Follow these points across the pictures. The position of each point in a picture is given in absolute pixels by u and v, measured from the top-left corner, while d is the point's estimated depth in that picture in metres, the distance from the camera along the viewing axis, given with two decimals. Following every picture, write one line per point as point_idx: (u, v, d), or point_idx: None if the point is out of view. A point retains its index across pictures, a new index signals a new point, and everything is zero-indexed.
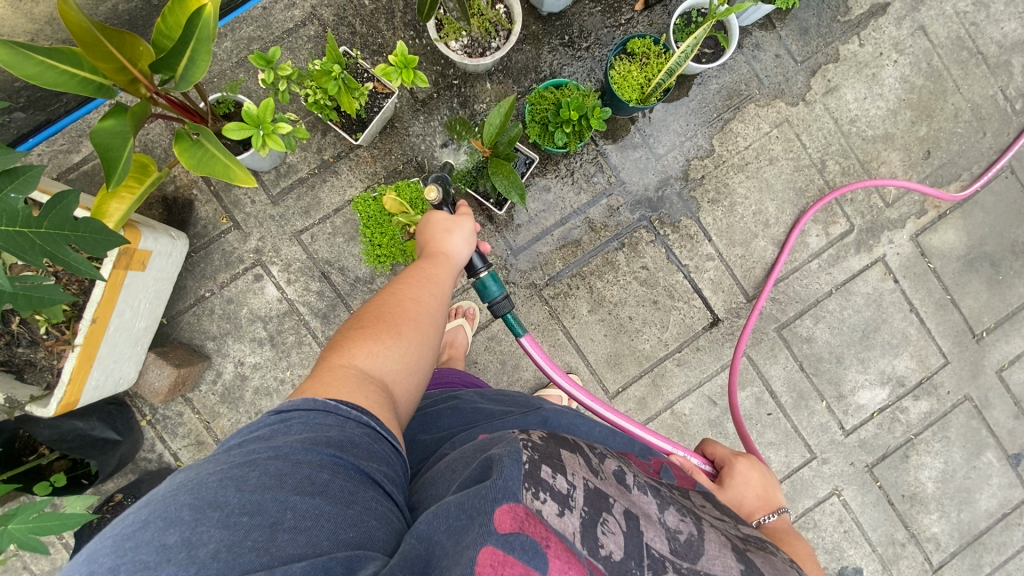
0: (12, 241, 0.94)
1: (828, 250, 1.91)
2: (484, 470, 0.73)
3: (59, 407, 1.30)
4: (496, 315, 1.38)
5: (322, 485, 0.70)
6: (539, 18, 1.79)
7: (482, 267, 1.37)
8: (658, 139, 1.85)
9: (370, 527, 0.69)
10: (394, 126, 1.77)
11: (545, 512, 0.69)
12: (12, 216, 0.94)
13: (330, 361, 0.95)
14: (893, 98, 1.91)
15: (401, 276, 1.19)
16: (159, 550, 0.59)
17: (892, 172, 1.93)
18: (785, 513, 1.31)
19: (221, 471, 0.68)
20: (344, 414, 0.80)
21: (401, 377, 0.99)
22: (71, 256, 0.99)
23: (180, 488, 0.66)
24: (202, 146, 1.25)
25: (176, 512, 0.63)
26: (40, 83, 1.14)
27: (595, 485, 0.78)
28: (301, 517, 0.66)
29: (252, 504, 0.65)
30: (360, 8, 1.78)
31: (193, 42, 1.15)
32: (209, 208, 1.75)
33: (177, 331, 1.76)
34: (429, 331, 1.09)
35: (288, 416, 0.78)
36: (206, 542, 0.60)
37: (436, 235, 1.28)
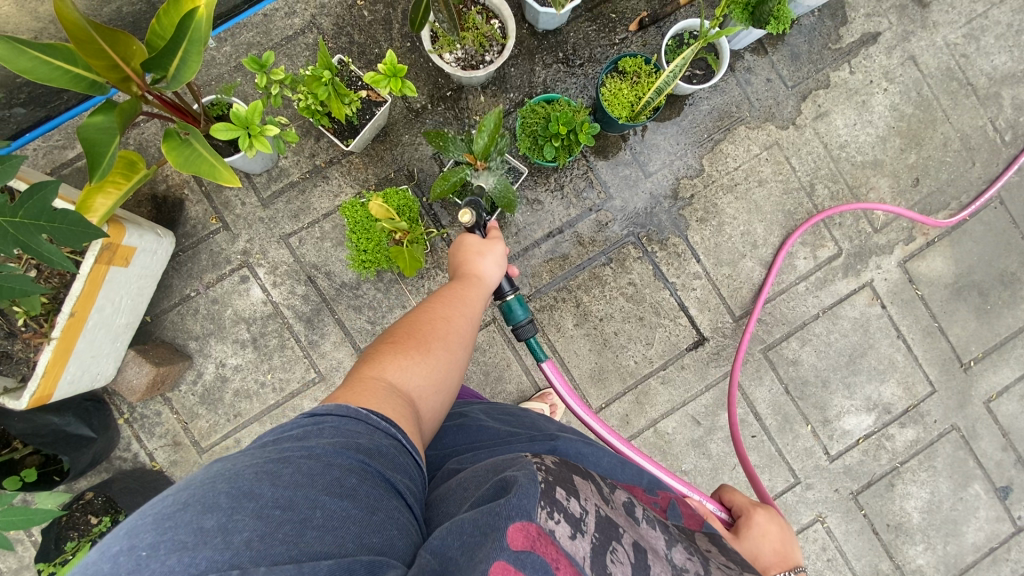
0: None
1: (816, 273, 1.91)
2: (499, 488, 0.72)
3: (31, 401, 1.29)
4: (521, 339, 1.38)
5: (351, 489, 0.69)
6: (534, 35, 1.82)
7: (509, 290, 1.37)
8: (649, 158, 1.87)
9: (392, 535, 0.68)
10: (387, 135, 1.79)
11: (558, 533, 0.68)
12: None
13: (360, 372, 0.97)
14: (883, 125, 1.93)
15: (434, 296, 1.21)
16: (196, 533, 0.59)
17: (881, 198, 1.93)
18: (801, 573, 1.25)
19: (258, 464, 0.68)
20: (374, 424, 0.81)
21: (428, 393, 0.99)
22: (44, 246, 0.98)
23: (218, 477, 0.66)
24: (191, 145, 1.26)
25: (214, 498, 0.62)
26: (34, 78, 1.16)
27: (606, 512, 0.77)
28: (329, 518, 0.65)
29: (285, 500, 0.64)
30: (359, 18, 1.82)
31: (186, 40, 1.16)
32: (200, 209, 1.76)
33: (161, 330, 1.76)
34: (457, 350, 1.10)
35: (321, 420, 0.79)
36: (240, 531, 0.60)
37: (468, 257, 1.30)
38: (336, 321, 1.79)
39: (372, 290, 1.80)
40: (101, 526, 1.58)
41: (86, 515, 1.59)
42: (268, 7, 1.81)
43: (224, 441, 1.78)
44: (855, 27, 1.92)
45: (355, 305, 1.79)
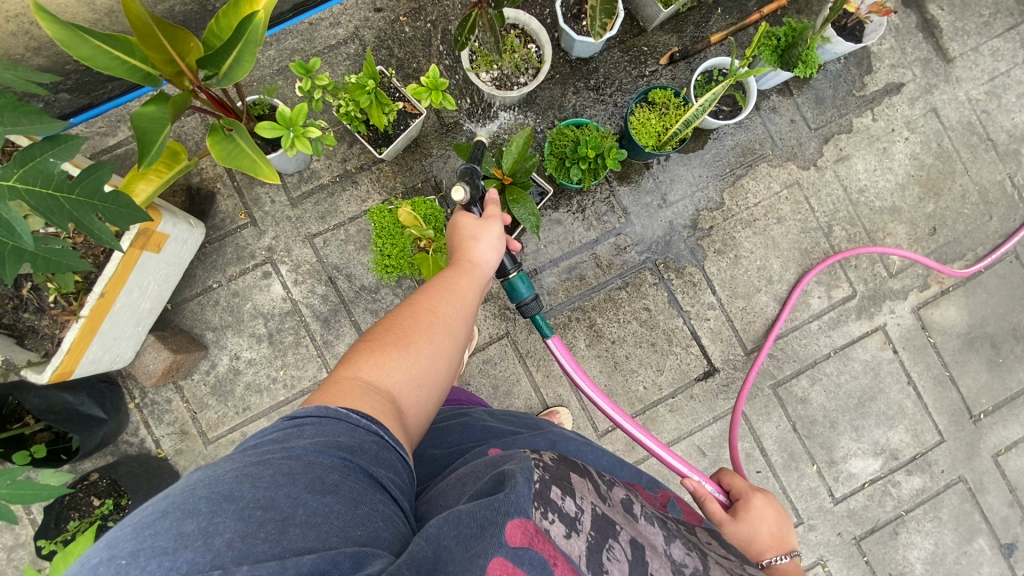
0: (41, 202, 0.96)
1: (829, 312, 1.92)
2: (496, 484, 0.77)
3: (53, 375, 1.32)
4: (525, 316, 1.44)
5: (333, 485, 0.71)
6: (567, 61, 1.88)
7: (512, 268, 1.39)
8: (670, 187, 1.91)
9: (376, 528, 0.71)
10: (418, 146, 1.84)
11: (553, 531, 0.74)
12: (47, 178, 0.95)
13: (339, 372, 0.97)
14: (902, 173, 1.96)
15: (424, 286, 1.20)
16: (176, 538, 0.60)
17: (897, 244, 1.96)
18: (797, 557, 1.25)
19: (237, 468, 0.69)
20: (354, 421, 0.81)
21: (411, 389, 0.99)
22: (97, 224, 1.00)
23: (198, 483, 0.67)
24: (234, 140, 1.30)
25: (195, 503, 0.63)
26: (93, 65, 1.22)
27: (602, 510, 0.84)
28: (312, 515, 0.67)
29: (266, 500, 0.66)
30: (400, 34, 1.89)
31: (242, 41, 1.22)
32: (230, 203, 1.80)
33: (179, 318, 1.78)
34: (444, 339, 1.09)
35: (301, 421, 0.79)
36: (222, 533, 0.61)
37: (465, 243, 1.30)
38: (352, 323, 1.81)
39: (390, 295, 1.83)
40: (103, 508, 1.57)
41: (89, 497, 1.59)
42: (315, 16, 1.88)
43: (231, 433, 1.79)
44: (880, 76, 1.97)
45: (373, 309, 1.81)
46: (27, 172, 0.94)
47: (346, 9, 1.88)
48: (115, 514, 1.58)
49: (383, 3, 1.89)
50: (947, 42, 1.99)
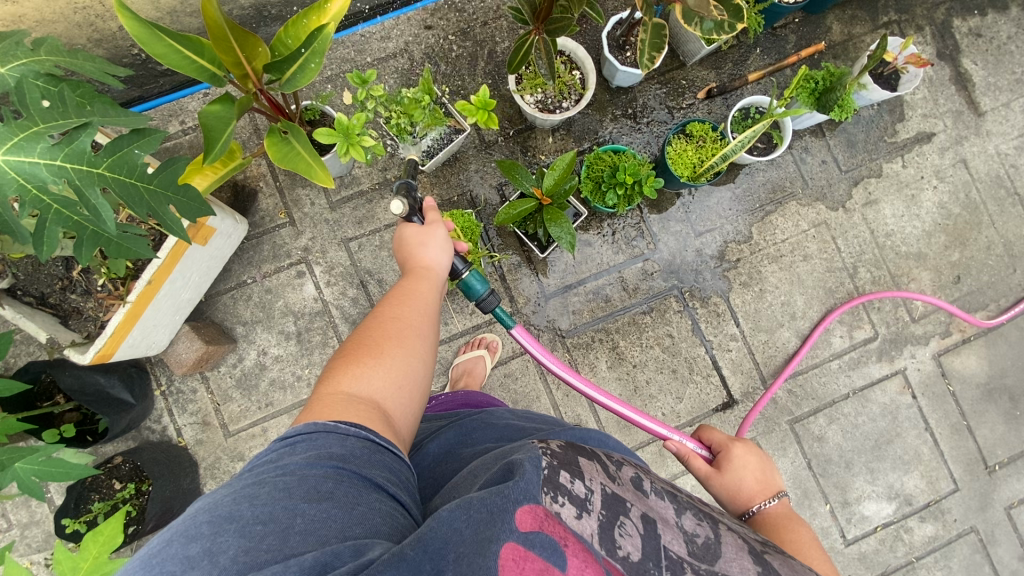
0: (126, 190, 0.99)
1: (850, 353, 1.94)
2: (504, 473, 0.80)
3: (94, 356, 1.35)
4: (485, 311, 1.39)
5: (328, 492, 0.74)
6: (607, 89, 1.94)
7: (463, 268, 1.37)
8: (700, 218, 1.94)
9: (376, 524, 0.75)
10: (457, 160, 1.89)
11: (564, 514, 0.77)
12: (130, 168, 0.99)
13: (322, 391, 0.99)
14: (929, 220, 1.99)
15: (386, 297, 1.23)
16: (184, 560, 0.64)
17: (921, 289, 1.98)
18: (786, 496, 1.36)
19: (235, 491, 0.72)
20: (343, 431, 0.85)
21: (394, 394, 1.02)
22: (170, 215, 1.03)
23: (199, 510, 0.70)
24: (289, 142, 1.34)
25: (197, 528, 0.67)
26: (164, 62, 1.26)
27: (612, 489, 0.86)
28: (311, 521, 0.70)
29: (265, 514, 0.69)
30: (448, 52, 1.96)
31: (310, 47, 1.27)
32: (271, 202, 1.85)
33: (211, 310, 1.82)
34: (415, 343, 1.12)
35: (292, 439, 0.82)
36: (226, 550, 0.65)
37: (411, 251, 1.30)
38: None
39: None
40: (124, 492, 1.60)
41: (110, 480, 1.61)
42: (368, 29, 1.95)
43: (251, 428, 1.81)
44: (912, 125, 2.01)
45: None
46: (115, 161, 0.97)
47: (398, 25, 1.95)
48: (135, 499, 1.61)
49: (434, 21, 1.96)
50: (979, 96, 2.03)
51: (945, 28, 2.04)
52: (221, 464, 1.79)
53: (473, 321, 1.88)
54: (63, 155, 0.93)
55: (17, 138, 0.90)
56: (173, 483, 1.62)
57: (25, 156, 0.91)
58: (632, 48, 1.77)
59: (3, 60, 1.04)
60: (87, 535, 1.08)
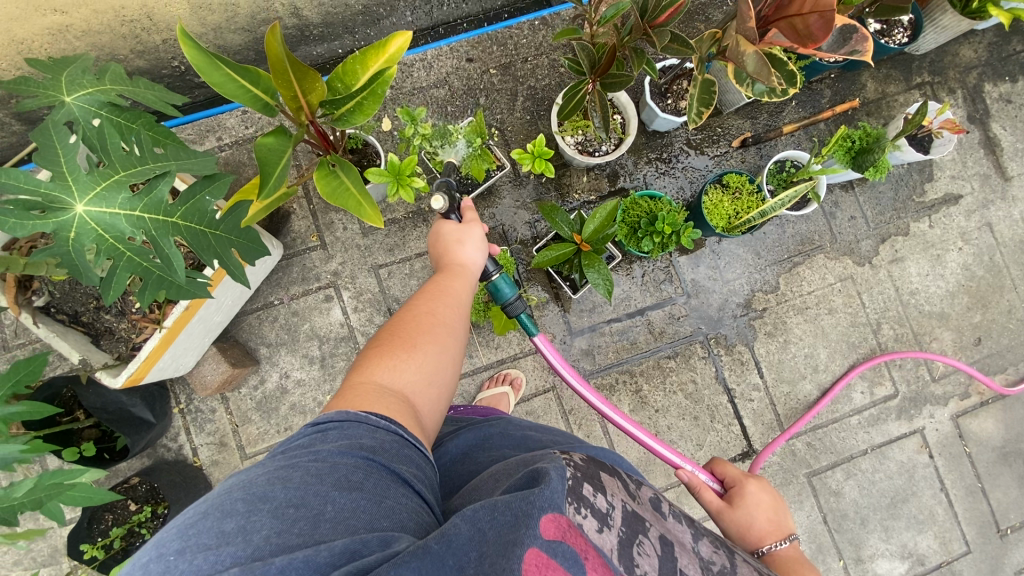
0: (196, 240, 1.03)
1: (870, 409, 1.95)
2: (530, 479, 0.79)
3: (126, 381, 1.34)
4: (509, 315, 1.40)
5: (358, 483, 0.73)
6: (644, 132, 1.95)
7: (495, 270, 1.39)
8: (728, 265, 1.95)
9: (402, 518, 0.73)
10: (492, 194, 1.90)
11: (586, 526, 0.77)
12: (201, 216, 1.03)
13: (353, 379, 0.99)
14: (953, 281, 2.01)
15: (419, 291, 1.23)
16: (218, 535, 0.62)
17: (942, 349, 1.99)
18: (797, 540, 1.32)
19: (269, 471, 0.71)
20: (373, 423, 0.84)
21: (422, 389, 1.02)
22: (233, 261, 1.07)
23: (234, 486, 0.69)
24: (340, 179, 1.34)
25: (232, 504, 0.66)
26: (221, 91, 1.23)
27: (631, 508, 0.89)
28: (340, 510, 0.69)
29: (297, 498, 0.68)
30: (489, 85, 1.97)
31: (358, 103, 1.33)
32: (303, 224, 1.84)
33: (236, 330, 1.80)
34: (447, 340, 1.11)
35: (324, 426, 0.82)
36: (259, 530, 0.63)
37: (449, 246, 1.32)
38: None
39: None
40: (140, 515, 1.57)
41: (126, 501, 1.58)
42: (410, 57, 1.95)
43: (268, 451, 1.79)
44: (940, 185, 2.03)
45: None
46: (188, 210, 1.01)
47: (440, 55, 1.96)
48: (151, 522, 1.58)
49: (476, 54, 1.97)
50: (1006, 161, 2.06)
51: (977, 92, 2.07)
52: None
53: (498, 356, 1.87)
54: (143, 205, 0.98)
55: (100, 188, 0.96)
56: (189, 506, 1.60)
57: (107, 207, 0.96)
58: (673, 97, 1.80)
59: (70, 89, 1.03)
60: None
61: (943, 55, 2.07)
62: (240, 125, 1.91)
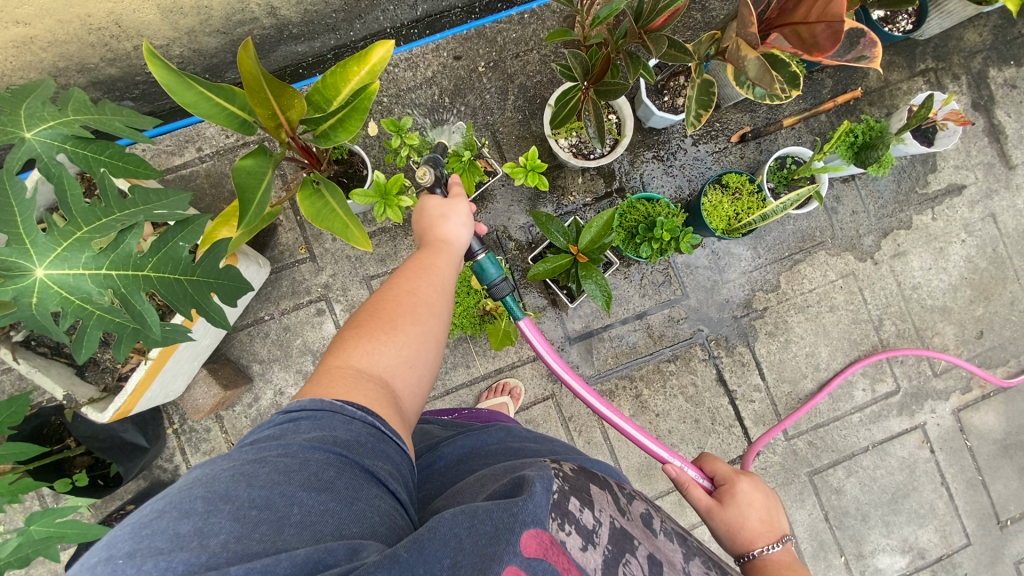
0: (170, 289, 1.00)
1: (872, 406, 1.93)
2: (513, 487, 0.76)
3: (114, 415, 1.30)
4: (495, 297, 1.34)
5: (328, 482, 0.68)
6: (640, 129, 1.88)
7: (480, 250, 1.34)
8: (728, 265, 1.91)
9: (373, 523, 0.68)
10: (485, 199, 1.84)
11: (569, 543, 0.74)
12: (175, 263, 0.99)
13: (329, 361, 0.93)
14: (956, 274, 1.98)
15: (401, 266, 1.16)
16: (172, 539, 0.58)
17: (944, 344, 1.97)
18: (790, 542, 1.28)
19: (235, 467, 0.66)
20: (349, 413, 0.78)
21: (403, 372, 0.96)
22: (213, 306, 1.04)
23: (196, 482, 0.64)
24: (323, 198, 1.28)
25: (191, 503, 0.61)
26: (194, 111, 1.16)
27: (620, 524, 0.84)
28: (307, 513, 0.64)
29: (261, 498, 0.63)
30: (479, 84, 1.89)
31: (340, 120, 1.27)
32: (291, 237, 1.78)
33: (227, 347, 1.76)
34: (430, 320, 1.05)
35: (296, 415, 0.76)
36: (217, 534, 0.59)
37: (433, 221, 1.25)
38: None
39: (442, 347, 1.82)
40: None
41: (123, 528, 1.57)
42: (395, 57, 1.86)
43: None
44: (944, 176, 1.98)
45: None
46: (159, 260, 0.98)
47: (426, 53, 1.87)
48: None
49: (463, 51, 1.89)
50: (1011, 149, 2.01)
51: (981, 78, 2.01)
52: None
53: (496, 365, 1.84)
54: (110, 262, 0.95)
55: (60, 249, 0.93)
56: None
57: (70, 267, 0.94)
58: (670, 93, 1.73)
59: (30, 123, 0.98)
60: None
61: (947, 39, 1.99)
62: (220, 134, 1.83)
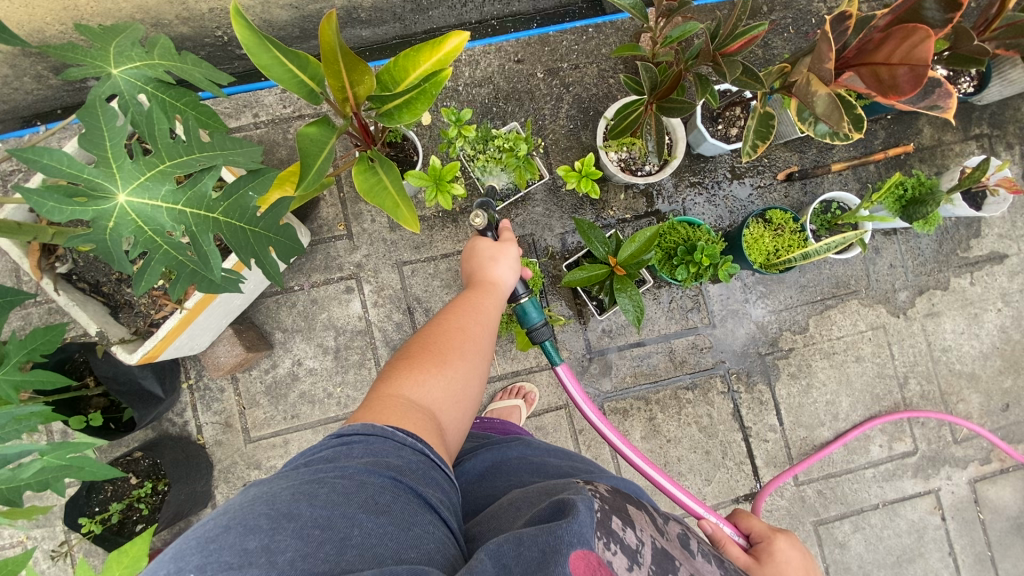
0: (234, 235, 1.02)
1: (887, 463, 1.90)
2: (555, 511, 0.76)
3: (141, 358, 1.30)
4: (535, 341, 1.40)
5: (384, 506, 0.70)
6: (688, 154, 1.89)
7: (524, 293, 1.38)
8: (759, 301, 1.90)
9: (430, 549, 0.69)
10: (526, 202, 1.85)
11: (615, 564, 0.72)
12: (242, 212, 1.01)
13: (380, 391, 0.98)
14: (988, 342, 1.95)
15: (449, 305, 1.22)
16: (241, 554, 0.59)
17: (968, 411, 1.93)
18: None
19: (294, 487, 0.69)
20: (399, 440, 0.82)
21: (447, 405, 1.01)
22: (270, 259, 1.06)
23: (256, 500, 0.67)
24: (377, 176, 1.30)
25: (255, 520, 0.63)
26: (267, 74, 1.18)
27: (661, 544, 0.82)
28: (368, 535, 0.66)
29: (324, 518, 0.65)
30: (534, 89, 1.92)
31: (406, 102, 1.29)
32: (332, 212, 1.80)
33: (253, 312, 1.77)
34: (475, 359, 1.11)
35: (349, 439, 0.80)
36: (284, 550, 0.60)
37: (482, 264, 1.31)
38: None
39: None
40: (141, 490, 1.55)
41: (127, 474, 1.57)
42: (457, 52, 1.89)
43: (273, 437, 1.76)
44: (987, 243, 1.96)
45: None
46: (229, 206, 1.00)
47: (488, 53, 1.91)
48: (150, 498, 1.56)
49: (524, 56, 1.92)
50: None
51: None
52: (237, 468, 1.75)
53: (513, 367, 1.84)
54: (186, 199, 0.97)
55: (143, 178, 0.95)
56: (190, 486, 1.58)
57: (149, 197, 0.96)
58: (724, 122, 1.74)
59: (117, 61, 1.01)
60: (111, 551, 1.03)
61: (1005, 108, 1.99)
62: (278, 103, 1.87)
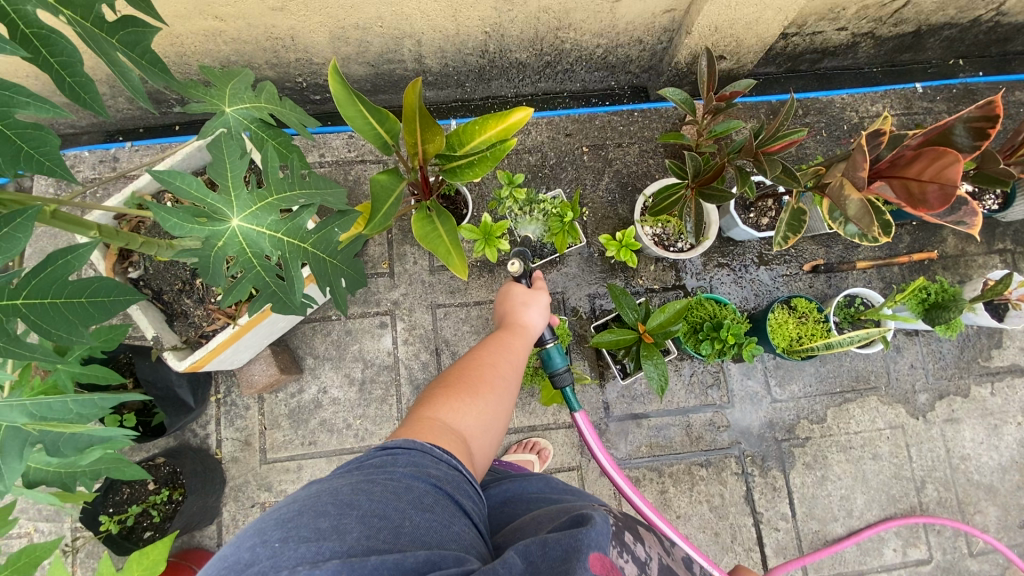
0: (318, 264, 1.14)
1: (900, 570, 1.84)
2: (575, 521, 0.78)
3: (187, 367, 1.38)
4: (555, 385, 1.43)
5: (430, 505, 0.75)
6: (719, 236, 1.99)
7: (550, 338, 1.44)
8: (778, 385, 1.92)
9: (470, 544, 0.74)
10: (561, 263, 1.94)
11: (628, 570, 0.79)
12: (328, 245, 1.14)
13: (417, 414, 1.02)
14: (1008, 455, 1.93)
15: (481, 342, 1.28)
16: (315, 531, 0.65)
17: (985, 524, 1.89)
18: None
19: (352, 483, 0.74)
20: (438, 455, 0.86)
21: (478, 433, 1.04)
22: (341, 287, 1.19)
23: (321, 492, 0.72)
24: (434, 224, 1.40)
25: (323, 506, 0.69)
26: (351, 125, 1.32)
27: (666, 561, 0.91)
28: (418, 527, 0.71)
29: (380, 509, 0.70)
30: (580, 160, 2.06)
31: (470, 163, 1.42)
32: (378, 251, 1.91)
33: (289, 335, 1.85)
34: (504, 394, 1.16)
35: (394, 450, 0.84)
36: (351, 531, 0.66)
37: (515, 307, 1.37)
38: None
39: None
40: (157, 496, 1.58)
41: (146, 479, 1.60)
42: None
43: (288, 461, 1.79)
44: (1008, 354, 1.99)
45: None
46: (319, 239, 1.12)
47: (540, 124, 2.07)
48: (164, 506, 1.58)
49: (573, 130, 2.07)
50: None
51: None
52: (248, 488, 1.77)
53: (531, 421, 1.87)
54: (286, 230, 1.08)
55: (254, 208, 1.05)
56: (203, 498, 1.60)
57: (257, 224, 1.06)
58: (756, 211, 1.84)
59: (232, 101, 1.15)
60: (133, 551, 1.04)
61: None
62: (343, 147, 2.03)
